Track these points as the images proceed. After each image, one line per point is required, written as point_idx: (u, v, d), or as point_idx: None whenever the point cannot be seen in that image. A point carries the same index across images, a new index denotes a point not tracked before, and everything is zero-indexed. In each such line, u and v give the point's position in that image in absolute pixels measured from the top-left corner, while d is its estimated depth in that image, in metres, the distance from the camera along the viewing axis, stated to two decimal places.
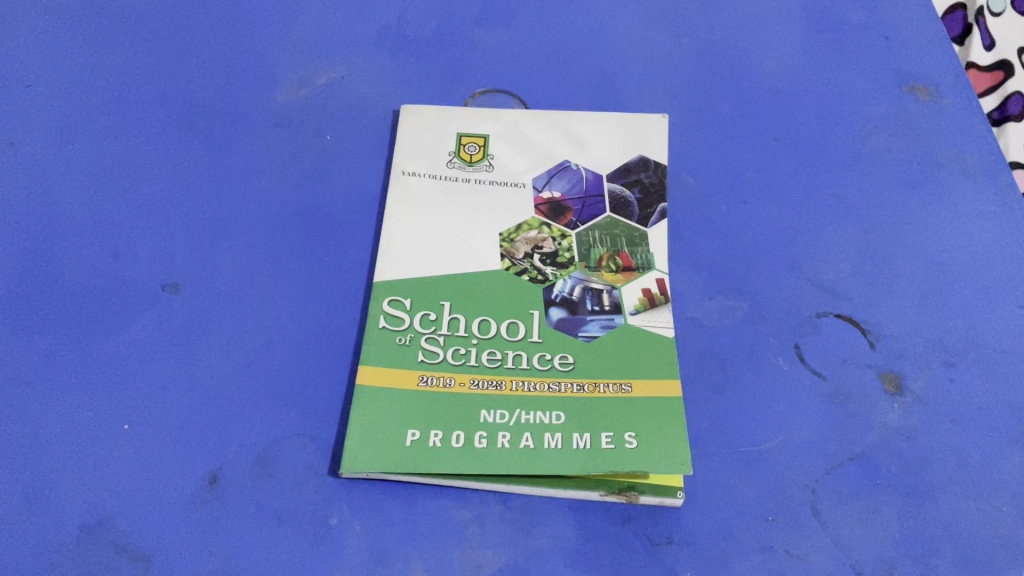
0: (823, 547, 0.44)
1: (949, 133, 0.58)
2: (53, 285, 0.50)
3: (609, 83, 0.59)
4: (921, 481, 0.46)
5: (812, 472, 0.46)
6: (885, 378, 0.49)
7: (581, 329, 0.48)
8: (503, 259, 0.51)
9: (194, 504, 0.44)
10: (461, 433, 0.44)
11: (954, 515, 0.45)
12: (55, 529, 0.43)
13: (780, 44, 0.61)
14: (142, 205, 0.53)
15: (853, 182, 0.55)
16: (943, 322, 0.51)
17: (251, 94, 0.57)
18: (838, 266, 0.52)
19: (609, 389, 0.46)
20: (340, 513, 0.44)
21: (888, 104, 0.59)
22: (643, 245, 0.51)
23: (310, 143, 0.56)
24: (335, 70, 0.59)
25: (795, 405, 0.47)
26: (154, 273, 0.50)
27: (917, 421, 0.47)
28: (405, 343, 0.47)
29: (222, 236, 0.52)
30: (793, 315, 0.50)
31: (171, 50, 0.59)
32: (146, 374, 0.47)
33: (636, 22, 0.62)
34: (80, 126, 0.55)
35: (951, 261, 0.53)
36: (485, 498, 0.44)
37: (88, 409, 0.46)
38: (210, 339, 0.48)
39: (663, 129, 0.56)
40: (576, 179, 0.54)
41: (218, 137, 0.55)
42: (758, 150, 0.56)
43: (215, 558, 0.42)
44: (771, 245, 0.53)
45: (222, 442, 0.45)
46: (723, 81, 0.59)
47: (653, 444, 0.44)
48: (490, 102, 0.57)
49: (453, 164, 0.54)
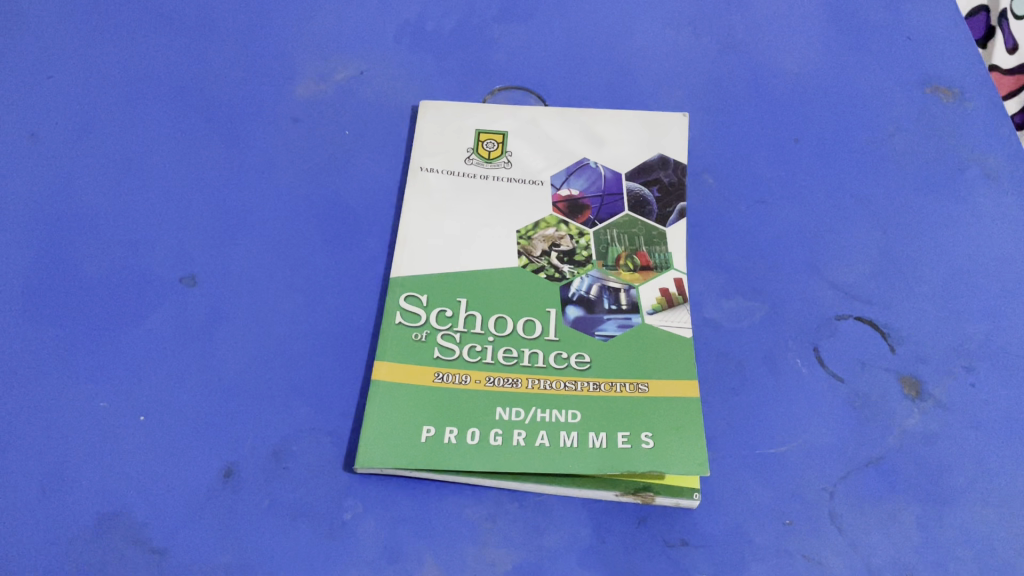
0: (841, 551, 0.43)
1: (972, 136, 0.57)
2: (73, 277, 0.50)
3: (629, 80, 0.59)
4: (941, 487, 0.45)
5: (829, 476, 0.45)
6: (906, 382, 0.48)
7: (597, 328, 0.48)
8: (521, 257, 0.51)
9: (208, 497, 0.44)
10: (477, 430, 0.44)
11: (974, 522, 0.44)
12: (71, 518, 0.43)
13: (801, 44, 0.61)
14: (159, 199, 0.53)
15: (873, 183, 0.55)
16: (965, 327, 0.50)
17: (270, 88, 0.58)
18: (858, 268, 0.52)
19: (625, 388, 0.46)
20: (354, 508, 0.44)
21: (910, 105, 0.58)
22: (661, 245, 0.51)
23: (328, 139, 0.56)
24: (354, 65, 0.59)
25: (814, 408, 0.47)
26: (173, 265, 0.51)
27: (937, 426, 0.47)
28: (421, 339, 0.47)
29: (240, 230, 0.52)
30: (812, 317, 0.50)
31: (190, 44, 0.59)
32: (164, 367, 0.47)
33: (657, 20, 0.62)
34: (100, 119, 0.56)
35: (973, 264, 0.52)
36: (499, 495, 0.44)
37: (105, 400, 0.46)
38: (227, 332, 0.49)
39: (683, 127, 0.55)
40: (594, 177, 0.53)
41: (236, 131, 0.56)
42: (778, 150, 0.56)
43: (230, 550, 0.43)
44: (791, 246, 0.52)
45: (237, 435, 0.46)
46: (743, 80, 0.59)
47: (670, 445, 0.44)
48: (509, 98, 0.57)
49: (471, 160, 0.54)
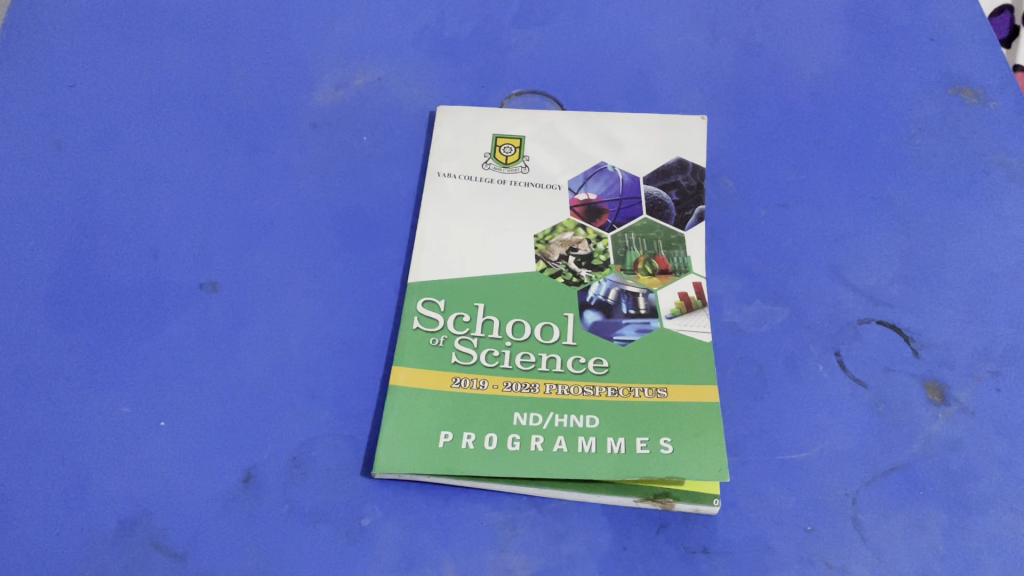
0: (864, 558, 0.43)
1: (996, 137, 0.56)
2: (94, 283, 0.51)
3: (648, 84, 0.58)
4: (966, 494, 0.44)
5: (852, 482, 0.45)
6: (930, 387, 0.47)
7: (615, 332, 0.48)
8: (538, 261, 0.51)
9: (229, 502, 0.44)
10: (494, 436, 0.44)
11: (1000, 529, 0.43)
12: (94, 522, 0.44)
13: (822, 45, 0.60)
14: (180, 205, 0.53)
15: (896, 186, 0.54)
16: (990, 331, 0.49)
17: (289, 94, 0.58)
18: (881, 271, 0.51)
19: (645, 394, 0.46)
20: (372, 513, 0.44)
21: (933, 106, 0.57)
22: (680, 248, 0.51)
23: (347, 144, 0.56)
24: (373, 71, 0.59)
25: (835, 414, 0.46)
26: (192, 272, 0.51)
27: (962, 431, 0.46)
28: (439, 345, 0.47)
29: (259, 236, 0.52)
30: (833, 321, 0.49)
31: (210, 52, 0.60)
32: (185, 372, 0.48)
33: (676, 22, 0.61)
34: (123, 126, 0.57)
35: (999, 267, 0.51)
36: (517, 501, 0.44)
37: (127, 405, 0.47)
38: (245, 338, 0.49)
39: (701, 130, 0.55)
40: (611, 181, 0.53)
41: (256, 137, 0.56)
42: (798, 152, 0.55)
43: (249, 556, 0.43)
44: (812, 249, 0.52)
45: (256, 441, 0.46)
46: (763, 83, 0.59)
47: (690, 451, 0.44)
48: (527, 104, 0.57)
49: (488, 166, 0.54)
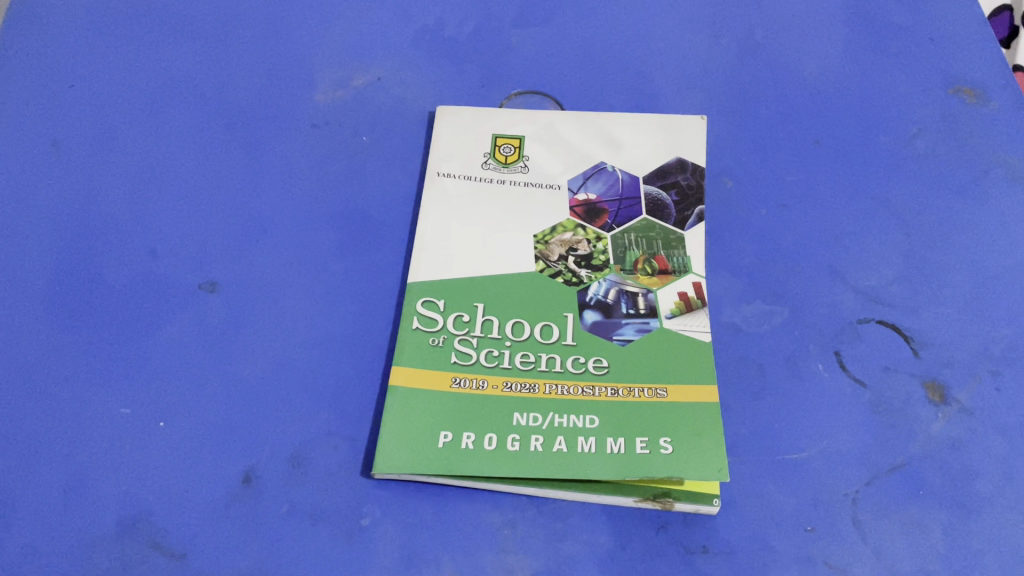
0: (864, 558, 0.43)
1: (996, 137, 0.56)
2: (93, 283, 0.51)
3: (647, 84, 0.58)
4: (966, 494, 0.44)
5: (852, 482, 0.45)
6: (930, 387, 0.47)
7: (615, 332, 0.48)
8: (538, 261, 0.51)
9: (228, 502, 0.44)
10: (494, 436, 0.44)
11: (1000, 529, 0.43)
12: (94, 522, 0.44)
13: (821, 45, 0.60)
14: (180, 205, 0.53)
15: (895, 185, 0.54)
16: (989, 331, 0.49)
17: (289, 94, 0.58)
18: (880, 271, 0.51)
19: (645, 394, 0.46)
20: (372, 513, 0.44)
21: (933, 106, 0.57)
22: (680, 248, 0.51)
23: (346, 144, 0.56)
24: (372, 71, 0.59)
25: (835, 414, 0.46)
26: (192, 271, 0.51)
27: (962, 431, 0.46)
28: (439, 345, 0.47)
29: (258, 236, 0.52)
30: (833, 321, 0.49)
31: (210, 51, 0.60)
32: (185, 372, 0.48)
33: (675, 22, 0.61)
34: (123, 126, 0.57)
35: (999, 267, 0.51)
36: (517, 501, 0.44)
37: (127, 405, 0.47)
38: (245, 338, 0.49)
39: (700, 130, 0.55)
40: (611, 181, 0.53)
41: (255, 137, 0.56)
42: (798, 152, 0.55)
43: (248, 555, 0.43)
44: (811, 249, 0.52)
45: (255, 441, 0.46)
46: (762, 83, 0.58)
47: (690, 451, 0.44)
48: (527, 103, 0.57)
49: (488, 166, 0.54)
